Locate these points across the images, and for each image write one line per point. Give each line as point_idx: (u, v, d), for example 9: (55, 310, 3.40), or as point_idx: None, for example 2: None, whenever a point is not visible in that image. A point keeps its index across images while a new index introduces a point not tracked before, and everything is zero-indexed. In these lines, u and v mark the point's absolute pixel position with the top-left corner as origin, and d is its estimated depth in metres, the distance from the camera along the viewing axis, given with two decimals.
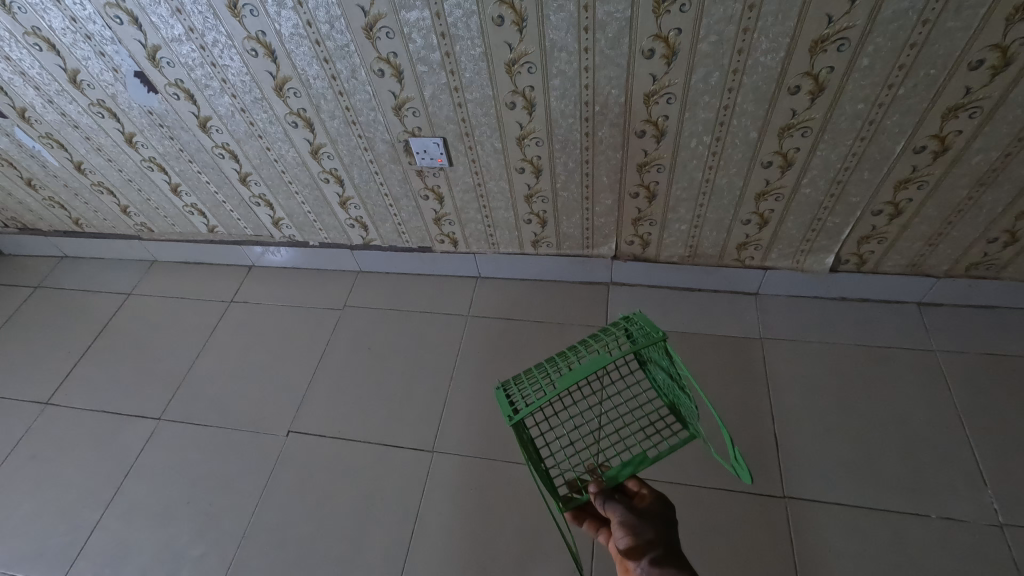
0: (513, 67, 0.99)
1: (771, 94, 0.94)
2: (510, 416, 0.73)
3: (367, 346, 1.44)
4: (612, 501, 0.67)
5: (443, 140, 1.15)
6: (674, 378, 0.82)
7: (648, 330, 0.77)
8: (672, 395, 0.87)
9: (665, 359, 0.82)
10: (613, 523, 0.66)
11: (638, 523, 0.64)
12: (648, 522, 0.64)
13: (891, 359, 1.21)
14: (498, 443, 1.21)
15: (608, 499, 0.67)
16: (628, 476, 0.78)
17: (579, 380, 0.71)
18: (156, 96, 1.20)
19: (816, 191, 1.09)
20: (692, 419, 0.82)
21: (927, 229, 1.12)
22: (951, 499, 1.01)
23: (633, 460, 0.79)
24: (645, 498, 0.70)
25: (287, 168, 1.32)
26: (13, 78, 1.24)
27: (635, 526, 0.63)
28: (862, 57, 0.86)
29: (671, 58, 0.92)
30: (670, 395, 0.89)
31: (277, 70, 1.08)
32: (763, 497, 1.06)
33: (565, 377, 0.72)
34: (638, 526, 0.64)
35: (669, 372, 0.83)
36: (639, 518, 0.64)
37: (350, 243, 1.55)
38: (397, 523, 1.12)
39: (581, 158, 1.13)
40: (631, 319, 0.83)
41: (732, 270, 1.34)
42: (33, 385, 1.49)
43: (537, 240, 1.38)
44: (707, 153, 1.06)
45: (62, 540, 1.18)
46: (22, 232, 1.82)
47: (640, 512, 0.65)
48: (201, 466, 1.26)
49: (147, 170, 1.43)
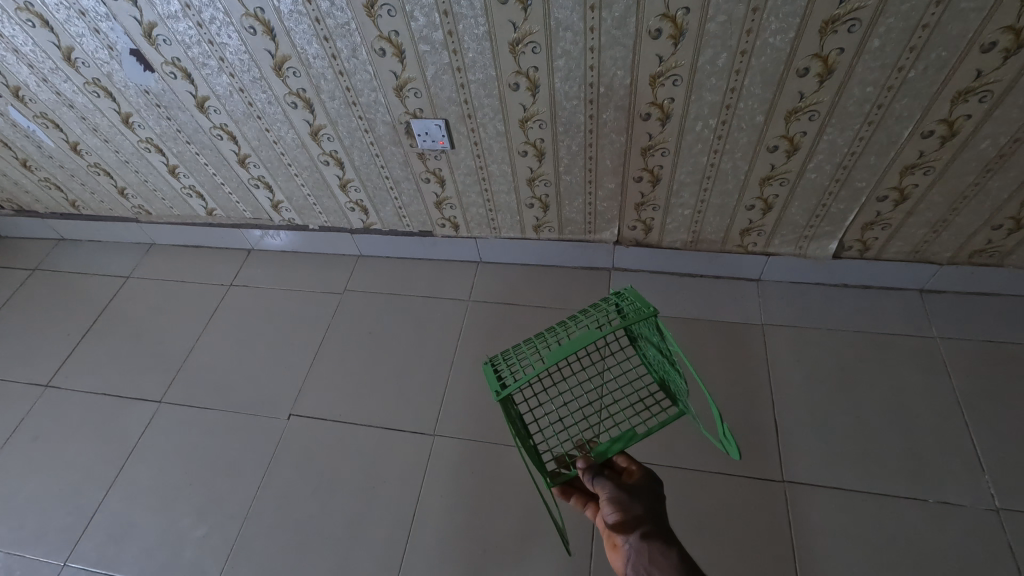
0: (517, 47, 0.97)
1: (778, 76, 0.92)
2: (499, 391, 0.76)
3: (368, 330, 1.43)
4: (601, 478, 0.68)
5: (445, 122, 1.14)
6: (665, 354, 0.83)
7: (639, 308, 0.79)
8: (663, 372, 0.89)
9: (656, 336, 0.84)
10: (602, 499, 0.67)
11: (626, 499, 0.65)
12: (637, 497, 0.65)
13: (892, 346, 1.21)
14: (498, 427, 1.21)
15: (598, 476, 0.68)
16: (616, 453, 0.80)
17: (568, 355, 0.73)
18: (152, 75, 1.18)
19: (821, 177, 1.08)
20: (682, 396, 0.84)
21: (932, 215, 1.11)
22: (948, 484, 1.02)
23: (622, 437, 0.83)
24: (634, 475, 0.72)
25: (286, 150, 1.31)
26: (6, 55, 1.22)
27: (624, 503, 0.65)
28: (872, 38, 0.84)
29: (678, 38, 0.90)
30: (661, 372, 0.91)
31: (276, 48, 1.06)
32: (762, 480, 1.07)
33: (554, 353, 0.73)
34: (628, 502, 0.65)
35: (660, 348, 0.84)
36: (629, 495, 0.65)
37: (351, 227, 1.54)
38: (398, 504, 1.13)
39: (584, 141, 1.12)
40: (624, 297, 0.85)
41: (734, 257, 1.33)
42: (32, 368, 1.49)
43: (539, 224, 1.37)
44: (713, 137, 1.05)
45: (65, 520, 1.19)
46: (18, 214, 1.81)
47: (629, 488, 0.66)
48: (203, 448, 1.26)
49: (144, 151, 1.41)
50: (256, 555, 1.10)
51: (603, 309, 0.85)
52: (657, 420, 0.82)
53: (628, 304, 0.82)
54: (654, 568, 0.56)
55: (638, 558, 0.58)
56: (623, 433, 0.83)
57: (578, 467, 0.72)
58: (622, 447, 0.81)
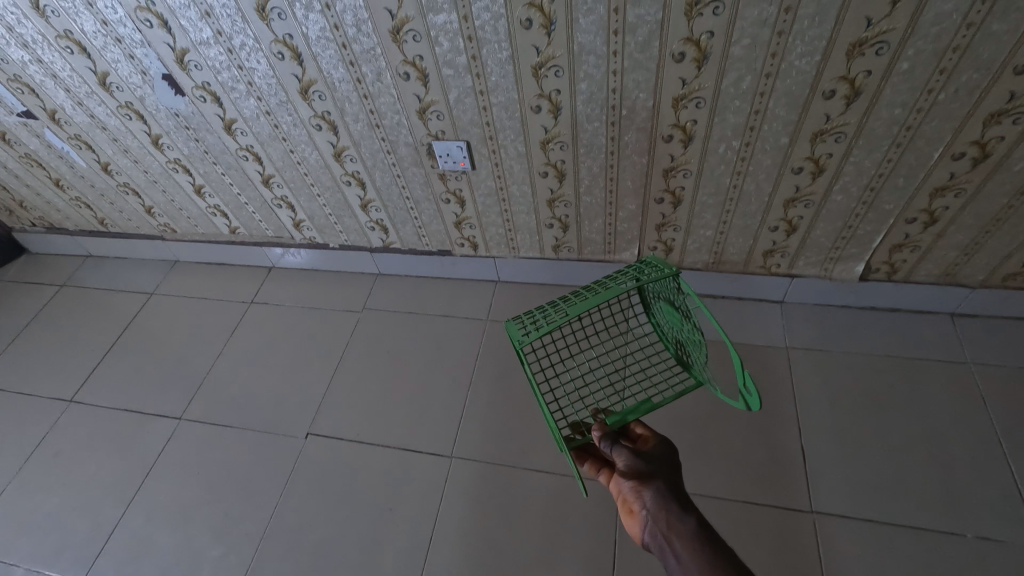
0: (540, 71, 0.98)
1: (804, 98, 0.92)
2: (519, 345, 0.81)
3: (386, 349, 1.43)
4: (618, 446, 0.69)
5: (467, 144, 1.15)
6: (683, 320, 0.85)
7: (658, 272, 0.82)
8: (680, 342, 0.91)
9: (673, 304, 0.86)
10: (619, 466, 0.67)
11: (643, 466, 0.65)
12: (654, 465, 0.65)
13: (923, 371, 1.18)
14: (516, 450, 1.19)
15: (614, 444, 0.69)
16: (632, 421, 0.79)
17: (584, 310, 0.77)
18: (182, 98, 1.21)
19: (848, 199, 1.06)
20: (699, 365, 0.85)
21: (964, 238, 1.08)
22: (988, 518, 0.97)
23: (636, 407, 0.82)
24: (650, 441, 0.72)
25: (310, 171, 1.33)
26: (45, 80, 1.26)
27: (640, 470, 0.64)
28: (901, 61, 0.83)
29: (702, 61, 0.90)
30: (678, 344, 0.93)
31: (303, 73, 1.08)
32: (791, 510, 1.03)
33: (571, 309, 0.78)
34: (642, 470, 0.65)
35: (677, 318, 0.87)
36: (644, 462, 0.65)
37: (370, 246, 1.55)
38: (415, 526, 1.11)
39: (605, 163, 1.12)
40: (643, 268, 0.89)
41: (757, 278, 1.31)
42: (58, 383, 1.51)
43: (558, 245, 1.36)
44: (736, 158, 1.04)
45: (84, 538, 1.19)
46: (49, 232, 1.85)
47: (645, 456, 0.66)
48: (221, 467, 1.26)
49: (172, 172, 1.45)
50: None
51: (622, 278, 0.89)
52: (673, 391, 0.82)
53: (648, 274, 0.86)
54: (673, 535, 0.56)
55: (657, 525, 0.58)
56: (640, 404, 0.82)
57: (594, 435, 0.73)
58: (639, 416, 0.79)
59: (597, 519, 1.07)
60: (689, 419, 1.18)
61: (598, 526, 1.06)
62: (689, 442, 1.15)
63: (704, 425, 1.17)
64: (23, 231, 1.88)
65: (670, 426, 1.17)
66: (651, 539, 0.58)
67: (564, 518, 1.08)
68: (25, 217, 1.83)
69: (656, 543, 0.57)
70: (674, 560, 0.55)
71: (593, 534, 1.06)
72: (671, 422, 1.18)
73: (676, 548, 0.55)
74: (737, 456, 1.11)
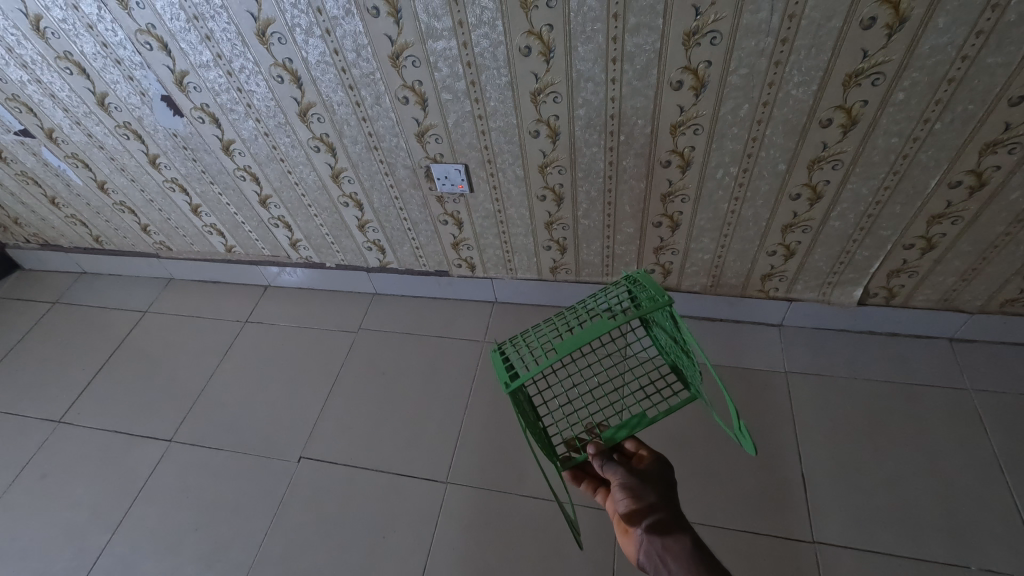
0: (538, 97, 0.98)
1: (801, 126, 0.92)
2: (508, 378, 0.77)
3: (381, 371, 1.42)
4: (612, 463, 0.68)
5: (465, 167, 1.15)
6: (677, 340, 0.83)
7: (655, 296, 0.79)
8: (675, 358, 0.88)
9: (668, 322, 0.83)
10: (613, 484, 0.67)
11: (638, 485, 0.64)
12: (649, 484, 0.65)
13: (922, 397, 1.17)
14: (512, 476, 1.17)
15: (609, 462, 0.68)
16: (623, 439, 0.78)
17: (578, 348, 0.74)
18: (181, 119, 1.21)
19: (845, 225, 1.07)
20: (695, 382, 0.82)
21: (961, 264, 1.08)
22: (993, 550, 0.95)
23: (630, 421, 0.79)
24: (644, 458, 0.71)
25: (307, 191, 1.32)
26: (43, 100, 1.26)
27: (636, 489, 0.64)
28: (897, 92, 0.84)
29: (700, 89, 0.91)
30: (673, 357, 0.91)
31: (302, 96, 1.09)
32: (792, 540, 1.01)
33: (564, 345, 0.75)
34: (639, 489, 0.64)
35: (673, 336, 0.84)
36: (640, 481, 0.65)
37: (367, 265, 1.54)
38: (409, 555, 1.09)
39: (603, 187, 1.12)
40: (637, 281, 0.86)
41: (755, 301, 1.31)
42: (46, 402, 1.48)
43: (556, 267, 1.36)
44: (734, 184, 1.05)
45: (68, 565, 1.16)
46: (43, 248, 1.84)
47: (640, 474, 0.66)
48: (211, 491, 1.24)
49: (168, 191, 1.44)
50: None
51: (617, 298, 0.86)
52: (666, 406, 0.79)
53: (641, 288, 0.84)
54: (668, 555, 0.56)
55: (652, 546, 0.58)
56: (634, 419, 0.79)
57: (588, 453, 0.71)
58: (629, 433, 0.78)
59: (595, 548, 1.05)
60: (688, 445, 1.17)
61: (596, 556, 1.04)
62: (688, 468, 1.13)
63: (703, 451, 1.15)
64: (17, 247, 1.87)
65: (669, 452, 1.16)
66: (647, 559, 0.58)
67: (560, 547, 1.06)
68: (19, 234, 1.82)
69: (651, 563, 0.57)
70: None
71: (591, 564, 1.03)
72: (670, 447, 1.16)
73: (672, 569, 0.55)
74: (737, 483, 1.10)
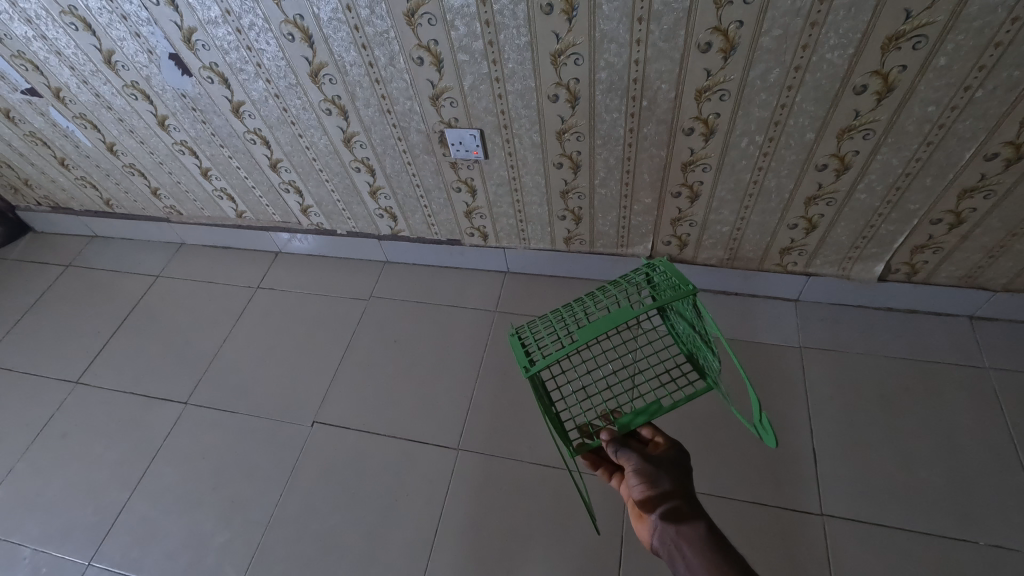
0: (558, 58, 0.94)
1: (834, 93, 0.88)
2: (526, 367, 0.78)
3: (392, 339, 1.42)
4: (626, 449, 0.68)
5: (480, 132, 1.12)
6: (698, 330, 0.84)
7: (677, 284, 0.80)
8: (693, 346, 0.89)
9: (689, 311, 0.84)
10: (627, 470, 0.67)
11: (653, 471, 0.65)
12: (663, 469, 0.65)
13: (938, 374, 1.16)
14: (522, 444, 1.18)
15: (622, 449, 0.68)
16: (640, 425, 0.77)
17: (598, 335, 0.74)
18: (189, 79, 1.18)
19: (872, 197, 1.03)
20: (712, 370, 0.84)
21: (988, 241, 1.05)
22: (1001, 528, 0.96)
23: (646, 410, 0.79)
24: (660, 445, 0.71)
25: (318, 156, 1.30)
26: (49, 57, 1.23)
27: (651, 476, 0.64)
28: (939, 56, 0.80)
29: (729, 52, 0.87)
30: (690, 345, 0.92)
31: (313, 55, 1.05)
32: (800, 513, 1.02)
33: (584, 332, 0.75)
34: (654, 476, 0.64)
35: (693, 324, 0.85)
36: (655, 468, 0.65)
37: (378, 233, 1.53)
38: (421, 520, 1.10)
39: (622, 155, 1.09)
40: (656, 269, 0.87)
41: (773, 275, 1.28)
42: (63, 364, 1.51)
43: (570, 237, 1.34)
44: (758, 153, 1.01)
45: (91, 519, 1.19)
46: (54, 211, 1.84)
47: (654, 460, 0.66)
48: (227, 452, 1.26)
49: (178, 154, 1.42)
50: (277, 564, 1.09)
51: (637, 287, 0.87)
52: (683, 394, 0.79)
53: (661, 276, 0.85)
54: (683, 541, 0.55)
55: (665, 531, 0.57)
56: (648, 405, 0.79)
57: (603, 441, 0.72)
58: (646, 420, 0.78)
59: (603, 517, 1.06)
60: (699, 418, 1.17)
61: (605, 523, 1.05)
62: (699, 439, 1.13)
63: (715, 424, 1.15)
64: (28, 209, 1.87)
65: (679, 424, 1.16)
66: (660, 544, 0.57)
67: (570, 513, 1.07)
68: (30, 196, 1.81)
69: (665, 547, 0.57)
70: (683, 565, 0.54)
71: (600, 532, 1.05)
72: (681, 420, 1.17)
73: (685, 553, 0.54)
74: (748, 456, 1.10)
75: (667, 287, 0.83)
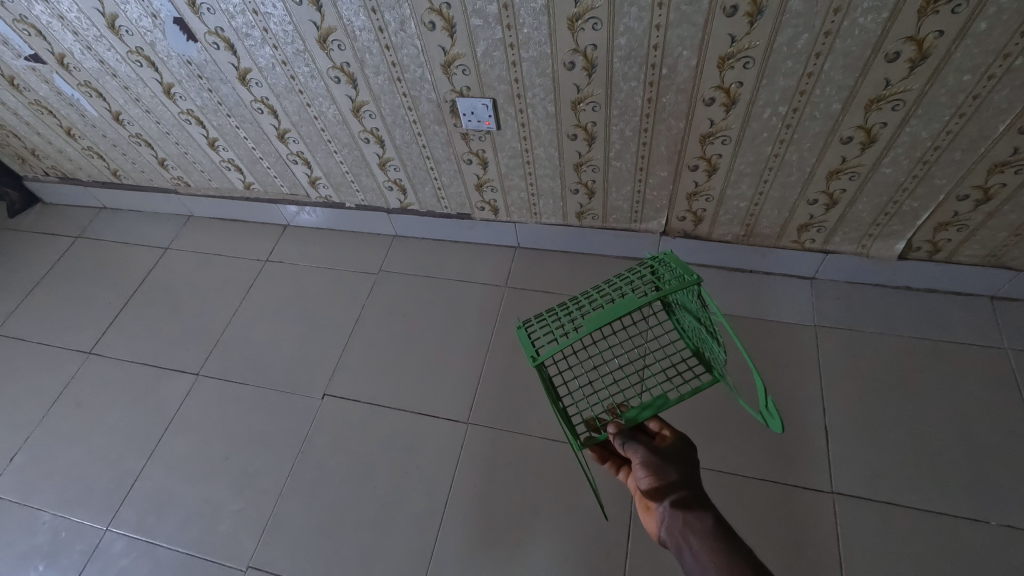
0: (576, 23, 0.91)
1: (864, 60, 0.84)
2: (533, 358, 0.77)
3: (402, 313, 1.41)
4: (633, 442, 0.67)
5: (493, 102, 1.09)
6: (704, 323, 0.82)
7: (683, 275, 0.77)
8: (699, 339, 0.88)
9: (694, 303, 0.83)
10: (635, 463, 0.66)
11: (660, 463, 0.64)
12: (670, 461, 0.64)
13: (956, 354, 1.14)
14: (532, 419, 1.18)
15: (629, 441, 0.67)
16: (647, 418, 0.76)
17: (601, 326, 0.73)
18: (195, 45, 1.15)
19: (897, 172, 1.00)
20: (718, 363, 0.82)
21: (1016, 219, 1.02)
22: (1016, 508, 0.95)
23: (652, 403, 0.78)
24: (667, 438, 0.70)
25: (327, 126, 1.27)
26: (52, 22, 1.21)
27: (659, 468, 0.64)
28: (979, 20, 0.76)
29: (756, 16, 0.83)
30: (696, 339, 0.91)
31: (321, 19, 1.02)
32: (810, 491, 1.02)
33: (588, 323, 0.74)
34: (662, 468, 0.64)
35: (698, 315, 0.83)
36: (662, 460, 0.64)
37: (387, 206, 1.51)
38: (430, 491, 1.12)
39: (639, 126, 1.05)
40: (661, 262, 0.85)
41: (789, 253, 1.26)
42: (76, 334, 1.52)
43: (582, 211, 1.31)
44: (781, 125, 0.98)
45: (107, 486, 1.22)
46: (62, 181, 1.83)
47: (661, 452, 0.65)
48: (239, 423, 1.27)
49: (184, 123, 1.40)
50: (290, 532, 1.11)
51: (642, 279, 0.85)
52: (689, 387, 0.78)
53: (665, 269, 0.83)
54: (690, 532, 0.55)
55: (673, 523, 0.57)
56: (655, 399, 0.78)
57: (609, 434, 0.71)
58: (653, 414, 0.77)
59: (612, 492, 1.07)
60: (710, 395, 1.16)
61: (614, 498, 1.06)
62: (710, 415, 1.13)
63: (726, 402, 1.14)
64: (36, 180, 1.86)
65: (690, 402, 1.15)
66: (668, 536, 0.57)
67: (580, 487, 1.08)
68: (37, 166, 1.80)
69: (673, 539, 0.56)
70: (691, 557, 0.53)
71: (609, 504, 1.06)
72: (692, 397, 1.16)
73: (693, 545, 0.54)
74: (759, 434, 1.09)
75: (671, 279, 0.81)
